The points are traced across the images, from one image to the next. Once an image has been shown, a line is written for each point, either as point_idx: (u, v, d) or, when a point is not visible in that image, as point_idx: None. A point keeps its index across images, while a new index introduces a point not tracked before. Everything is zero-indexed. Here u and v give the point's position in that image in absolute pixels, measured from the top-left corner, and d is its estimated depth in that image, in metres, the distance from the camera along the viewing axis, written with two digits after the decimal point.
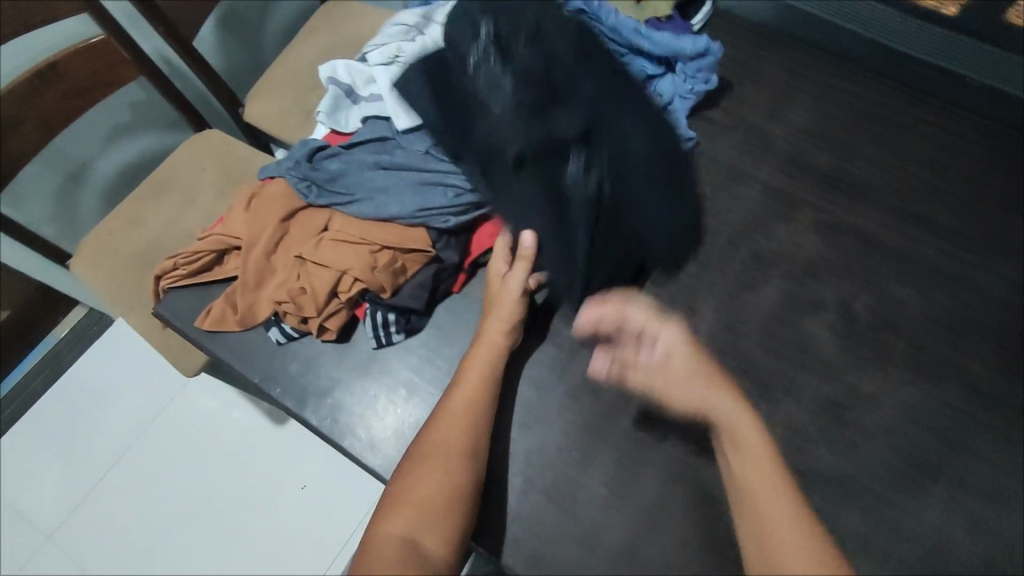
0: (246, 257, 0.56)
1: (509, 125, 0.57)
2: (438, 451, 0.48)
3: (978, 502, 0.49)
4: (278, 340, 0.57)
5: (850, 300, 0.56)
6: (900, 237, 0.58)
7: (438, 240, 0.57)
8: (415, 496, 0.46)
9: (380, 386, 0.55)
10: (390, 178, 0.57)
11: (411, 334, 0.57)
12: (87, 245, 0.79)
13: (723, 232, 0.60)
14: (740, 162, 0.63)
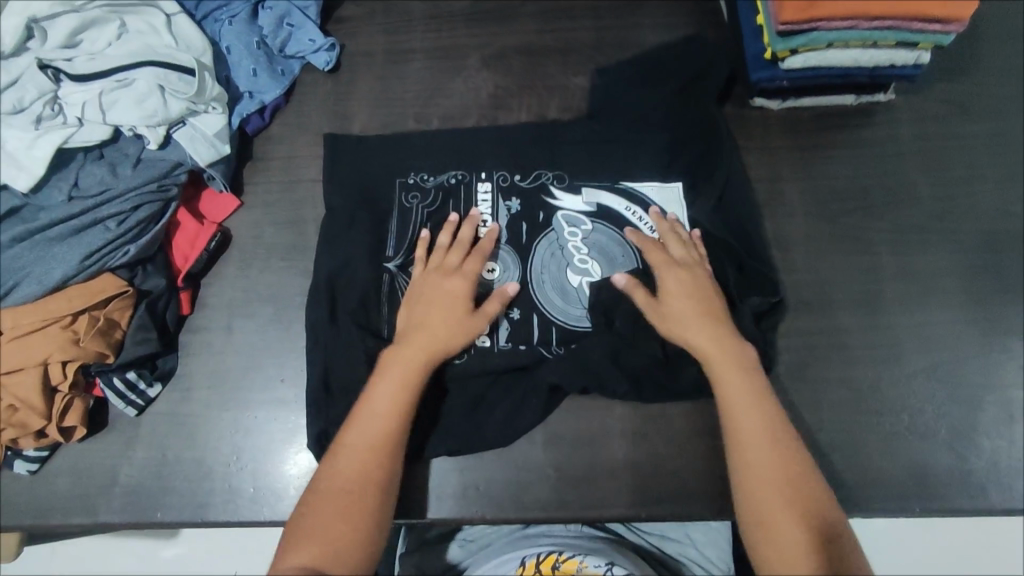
0: None
1: (190, 50, 0.80)
2: (352, 497, 0.61)
3: (660, 158, 0.82)
4: (31, 469, 0.72)
5: (528, 114, 0.86)
6: (582, 87, 0.88)
7: (136, 277, 0.75)
8: (321, 534, 0.59)
9: (110, 439, 0.74)
10: (40, 253, 0.73)
11: (166, 374, 0.75)
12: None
13: (390, 134, 0.84)
14: (506, 94, 0.87)
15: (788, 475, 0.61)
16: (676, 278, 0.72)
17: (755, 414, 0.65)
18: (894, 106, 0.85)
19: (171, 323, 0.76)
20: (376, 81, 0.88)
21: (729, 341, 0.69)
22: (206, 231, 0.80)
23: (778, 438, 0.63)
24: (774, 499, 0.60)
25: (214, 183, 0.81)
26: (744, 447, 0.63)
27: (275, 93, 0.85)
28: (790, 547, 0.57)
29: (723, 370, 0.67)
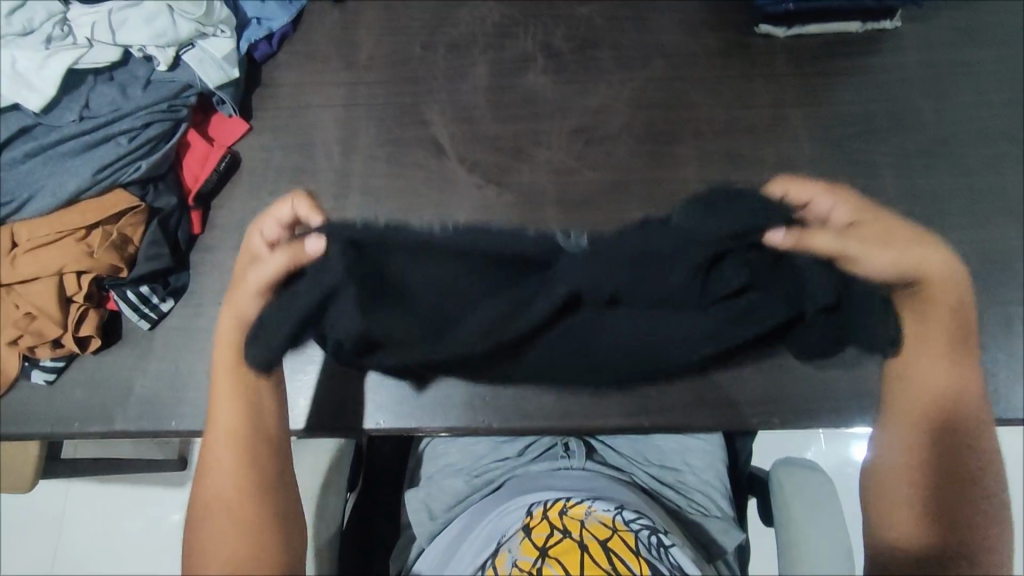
0: None
1: None
2: (224, 504, 0.64)
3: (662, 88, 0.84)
4: (47, 380, 0.73)
5: (534, 42, 0.87)
6: (588, 15, 0.88)
7: (148, 195, 0.76)
8: (201, 545, 0.63)
9: (123, 353, 0.75)
10: (53, 170, 0.74)
11: (178, 290, 0.77)
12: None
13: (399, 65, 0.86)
14: (512, 23, 0.88)
15: (932, 425, 0.67)
16: (838, 210, 0.67)
17: (942, 377, 0.68)
18: (902, 32, 0.85)
19: (183, 240, 0.77)
20: (383, 10, 0.89)
21: (938, 314, 0.69)
22: (216, 152, 0.81)
23: (948, 408, 0.67)
24: (905, 462, 0.66)
25: (224, 107, 0.82)
26: (908, 434, 0.68)
27: (283, 20, 0.85)
28: (910, 504, 0.64)
29: (918, 348, 0.68)
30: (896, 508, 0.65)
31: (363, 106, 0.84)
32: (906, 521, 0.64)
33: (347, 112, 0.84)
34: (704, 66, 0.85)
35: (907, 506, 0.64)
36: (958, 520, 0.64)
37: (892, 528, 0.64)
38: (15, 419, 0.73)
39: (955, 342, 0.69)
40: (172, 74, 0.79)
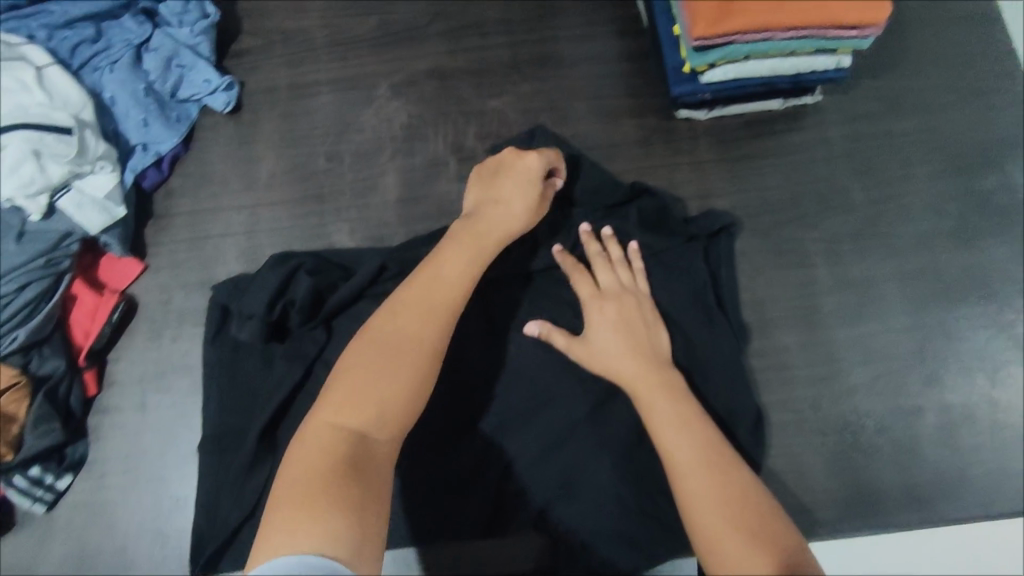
0: None
1: (68, 105, 0.73)
2: (418, 340, 0.58)
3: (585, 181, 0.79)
4: None
5: (445, 144, 0.82)
6: (500, 110, 0.83)
7: (31, 364, 0.69)
8: (366, 363, 0.55)
9: (21, 538, 0.69)
10: None
11: (76, 464, 0.70)
12: None
13: (304, 180, 0.80)
14: (421, 124, 0.82)
15: (723, 480, 0.57)
16: (600, 313, 0.69)
17: (691, 449, 0.59)
18: (822, 107, 0.83)
19: (77, 407, 0.71)
20: (280, 120, 0.83)
21: (661, 375, 0.65)
22: (106, 302, 0.74)
23: (718, 469, 0.58)
24: (724, 540, 0.54)
25: (111, 250, 0.75)
26: (684, 493, 0.57)
27: (171, 142, 0.79)
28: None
29: (660, 414, 0.62)
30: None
31: (266, 231, 0.79)
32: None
33: (250, 239, 0.79)
34: (625, 158, 0.82)
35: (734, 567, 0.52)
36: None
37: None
38: None
39: (687, 404, 0.63)
40: (48, 223, 0.72)
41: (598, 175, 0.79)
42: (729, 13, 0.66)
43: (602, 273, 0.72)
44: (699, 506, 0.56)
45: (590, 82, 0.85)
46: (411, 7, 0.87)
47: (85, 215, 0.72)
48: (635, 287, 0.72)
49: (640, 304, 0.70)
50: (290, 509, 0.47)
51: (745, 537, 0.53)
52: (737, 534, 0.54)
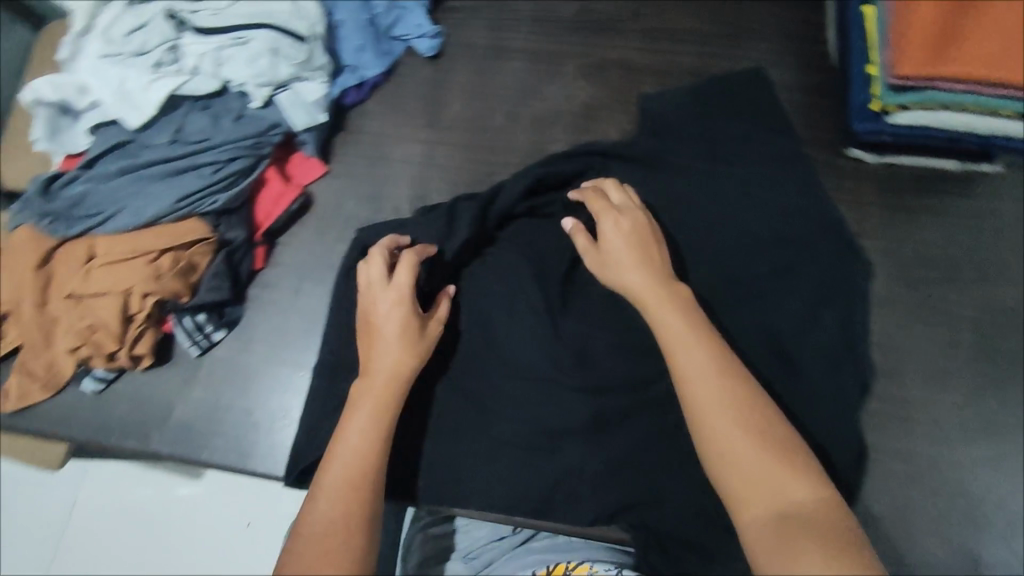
0: (21, 317, 0.74)
1: (307, 20, 0.82)
2: (343, 502, 0.56)
3: (751, 189, 0.80)
4: (96, 388, 0.76)
5: (616, 131, 0.87)
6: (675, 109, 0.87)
7: (218, 224, 0.77)
8: (303, 562, 0.53)
9: (170, 374, 0.77)
10: (131, 183, 0.76)
11: (230, 323, 0.79)
12: (11, 419, 0.77)
13: (481, 132, 0.87)
14: (597, 107, 0.88)
15: (748, 407, 0.57)
16: (614, 225, 0.72)
17: (702, 361, 0.60)
18: (1002, 178, 0.81)
19: (244, 275, 0.80)
20: (472, 75, 0.90)
21: (668, 285, 0.67)
22: (290, 193, 0.83)
23: (731, 381, 0.59)
24: (751, 455, 0.54)
25: (305, 148, 0.84)
26: (711, 422, 0.57)
27: (374, 72, 0.87)
28: (754, 490, 0.53)
29: (679, 340, 0.62)
30: (745, 510, 0.53)
31: (439, 167, 0.86)
32: (761, 509, 0.52)
33: (422, 171, 0.86)
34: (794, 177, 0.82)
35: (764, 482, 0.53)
36: (793, 493, 0.53)
37: (752, 532, 0.52)
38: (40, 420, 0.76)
39: (694, 313, 0.65)
40: (263, 112, 0.81)
41: (765, 186, 0.80)
42: (936, 62, 0.68)
43: (615, 193, 0.75)
44: (726, 438, 0.55)
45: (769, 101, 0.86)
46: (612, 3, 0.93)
47: (295, 112, 0.81)
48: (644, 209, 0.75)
49: (647, 222, 0.73)
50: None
51: (766, 452, 0.55)
52: (763, 448, 0.55)
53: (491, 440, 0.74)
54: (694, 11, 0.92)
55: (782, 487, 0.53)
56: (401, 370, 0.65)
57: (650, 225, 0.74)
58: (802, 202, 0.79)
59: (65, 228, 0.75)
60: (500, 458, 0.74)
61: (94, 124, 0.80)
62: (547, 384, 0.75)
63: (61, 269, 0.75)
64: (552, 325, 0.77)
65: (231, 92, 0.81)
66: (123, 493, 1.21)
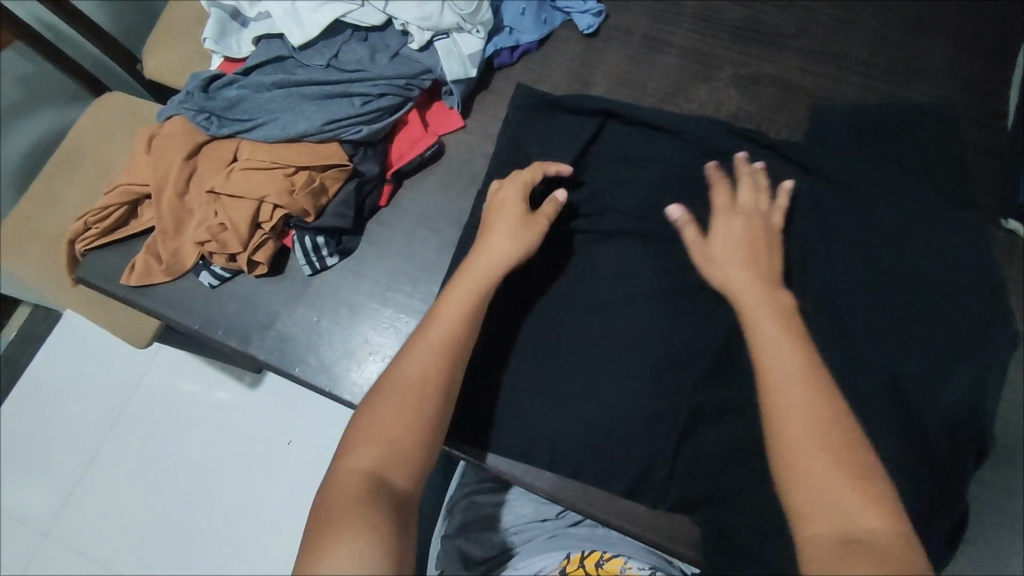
0: (161, 202, 0.78)
1: None
2: (423, 377, 0.60)
3: (882, 239, 0.79)
4: (211, 284, 0.80)
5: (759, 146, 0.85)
6: (826, 137, 0.83)
7: (355, 154, 0.79)
8: (378, 430, 0.57)
9: (282, 286, 0.80)
10: (284, 99, 0.79)
11: (345, 251, 0.81)
12: (129, 293, 0.81)
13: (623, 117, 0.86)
14: (745, 120, 0.86)
15: (831, 420, 0.57)
16: (727, 225, 0.73)
17: (794, 367, 0.61)
18: None
19: (367, 209, 0.81)
20: (625, 61, 0.89)
21: (773, 294, 0.68)
22: (426, 139, 0.84)
23: (818, 391, 0.59)
24: (820, 468, 0.54)
25: (448, 98, 0.84)
26: (787, 429, 0.57)
27: (531, 38, 0.88)
28: (818, 506, 0.53)
29: (771, 341, 0.63)
30: (806, 522, 0.53)
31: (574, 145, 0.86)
32: (824, 524, 0.52)
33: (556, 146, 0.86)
34: (942, 236, 0.78)
35: (832, 498, 0.53)
36: (867, 513, 0.52)
37: (811, 544, 0.52)
38: (154, 300, 0.80)
39: (792, 324, 0.65)
40: (418, 55, 0.82)
41: (900, 239, 0.78)
42: None
43: (743, 190, 0.76)
44: (800, 445, 0.56)
45: (930, 148, 0.82)
46: (782, 16, 0.90)
47: (450, 60, 0.82)
48: (767, 213, 0.75)
49: (767, 227, 0.74)
50: (324, 534, 0.50)
51: (841, 463, 0.54)
52: (836, 469, 0.54)
53: (573, 425, 0.75)
54: (869, 39, 0.88)
55: (847, 500, 0.53)
56: (502, 262, 0.69)
57: (778, 229, 0.75)
58: (936, 263, 0.77)
59: (217, 126, 0.79)
60: (578, 444, 0.74)
61: (259, 35, 0.83)
62: (639, 383, 0.75)
63: (205, 165, 0.79)
64: (656, 326, 0.77)
65: (391, 29, 0.83)
66: (188, 385, 1.27)
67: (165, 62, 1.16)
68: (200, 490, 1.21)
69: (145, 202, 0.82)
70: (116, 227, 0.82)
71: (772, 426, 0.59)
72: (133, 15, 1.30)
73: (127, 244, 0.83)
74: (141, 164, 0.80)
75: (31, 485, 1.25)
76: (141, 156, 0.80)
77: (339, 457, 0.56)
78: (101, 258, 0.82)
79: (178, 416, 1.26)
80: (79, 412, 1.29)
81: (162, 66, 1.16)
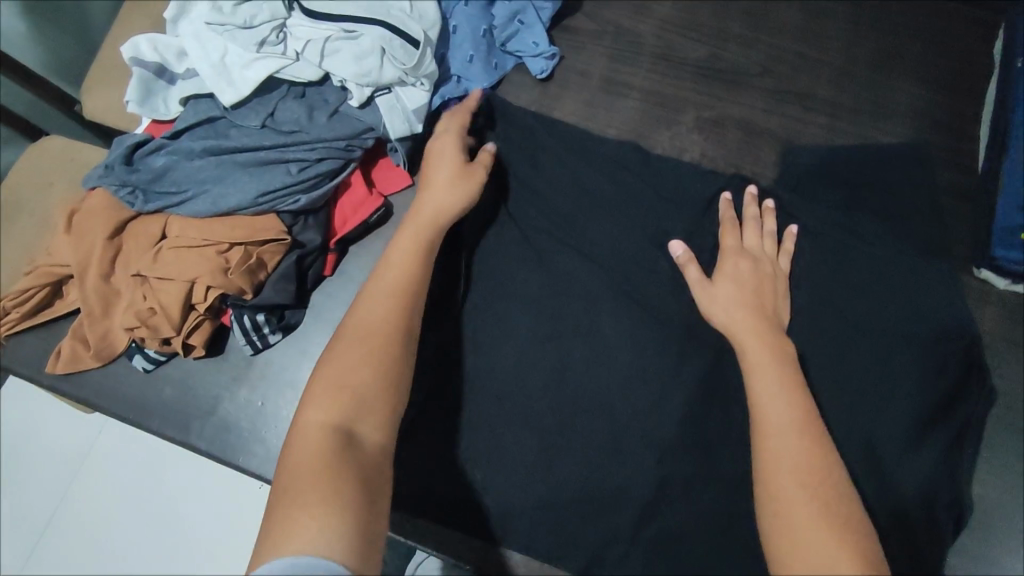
0: (84, 285, 0.72)
1: (422, 24, 0.78)
2: (377, 335, 0.61)
3: (851, 293, 0.76)
4: (145, 369, 0.74)
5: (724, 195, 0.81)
6: (792, 185, 0.80)
7: (294, 225, 0.74)
8: (336, 386, 0.57)
9: (222, 368, 0.75)
10: (215, 167, 0.74)
11: (288, 327, 0.76)
12: (57, 380, 0.75)
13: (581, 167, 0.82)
14: (710, 165, 0.82)
15: (807, 416, 0.60)
16: (735, 265, 0.72)
17: (773, 375, 0.62)
18: None
19: (311, 281, 0.77)
20: (582, 106, 0.85)
21: (778, 341, 0.66)
22: (371, 202, 0.79)
23: (798, 407, 0.60)
24: (795, 450, 0.57)
25: (394, 156, 0.79)
26: (766, 425, 0.59)
27: (481, 85, 0.83)
28: (789, 474, 0.56)
29: (759, 350, 0.65)
30: (777, 493, 0.55)
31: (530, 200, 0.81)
32: (794, 491, 0.55)
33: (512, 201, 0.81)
34: (912, 289, 0.75)
35: (800, 471, 0.56)
36: (833, 486, 0.55)
37: (783, 513, 0.54)
38: (84, 388, 0.75)
39: (778, 334, 0.67)
40: (359, 113, 0.77)
41: (869, 293, 0.75)
42: None
43: (751, 231, 0.74)
44: (776, 430, 0.59)
45: (899, 193, 0.79)
46: (745, 54, 0.86)
47: (393, 118, 0.76)
48: (773, 258, 0.74)
49: (774, 272, 0.73)
50: (287, 498, 0.49)
51: (814, 444, 0.57)
52: (813, 454, 0.57)
53: (536, 507, 0.71)
54: (835, 76, 0.84)
55: (815, 471, 0.56)
56: (443, 207, 0.70)
57: (784, 274, 0.74)
58: (906, 318, 0.74)
59: (144, 200, 0.73)
60: (541, 528, 0.70)
61: (185, 95, 0.77)
62: (604, 457, 0.71)
63: (132, 242, 0.73)
64: (620, 396, 0.73)
65: (329, 85, 0.77)
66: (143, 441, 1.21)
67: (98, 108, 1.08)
68: None
69: (69, 282, 0.76)
70: (39, 309, 0.76)
71: (757, 428, 0.60)
72: (66, 55, 1.22)
73: (53, 326, 0.77)
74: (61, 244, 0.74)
75: None
76: (61, 234, 0.74)
77: (296, 420, 0.56)
78: (25, 342, 0.77)
79: None
80: None
81: (95, 114, 1.09)
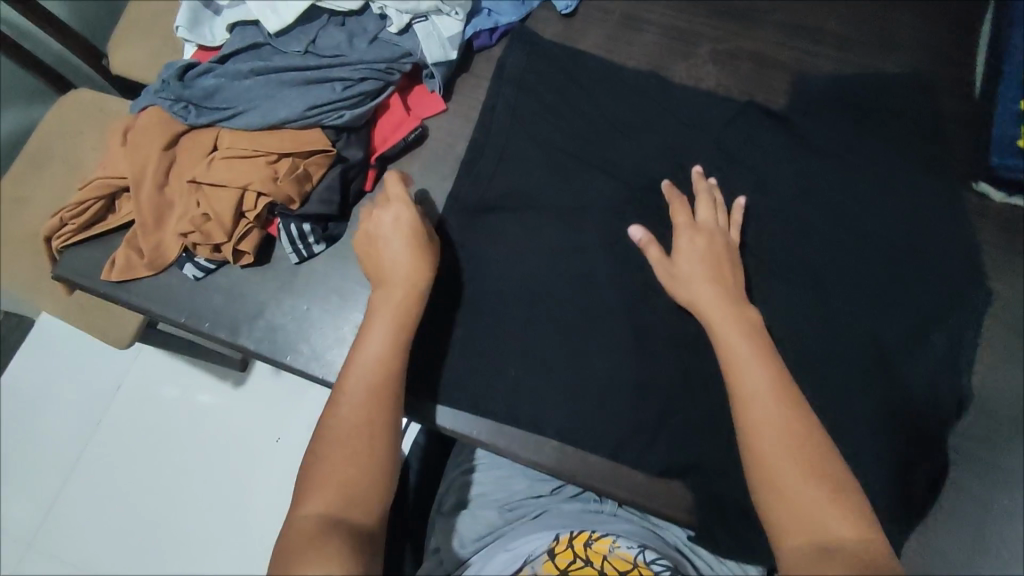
0: (140, 194, 0.76)
1: None
2: (360, 411, 0.61)
3: (860, 205, 0.81)
4: (196, 276, 0.78)
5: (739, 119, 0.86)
6: (805, 106, 0.85)
7: (338, 140, 0.79)
8: (325, 471, 0.58)
9: (269, 275, 0.80)
10: (264, 86, 0.78)
11: (331, 238, 0.80)
12: (111, 288, 0.79)
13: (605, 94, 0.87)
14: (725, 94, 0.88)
15: (784, 388, 0.61)
16: (689, 241, 0.74)
17: (746, 347, 0.64)
18: None
19: (353, 195, 0.81)
20: (605, 40, 0.90)
21: (738, 308, 0.69)
22: (409, 123, 0.84)
23: (767, 363, 0.63)
24: (776, 429, 0.58)
25: (430, 81, 0.84)
26: (745, 405, 0.61)
27: (511, 19, 0.88)
28: (777, 457, 0.57)
29: (725, 318, 0.67)
30: (770, 476, 0.57)
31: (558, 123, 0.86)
32: (785, 468, 0.56)
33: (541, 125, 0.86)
34: (916, 201, 0.80)
35: (783, 455, 0.57)
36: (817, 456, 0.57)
37: (781, 509, 0.55)
38: (137, 295, 0.79)
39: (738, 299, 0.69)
40: (397, 39, 0.82)
41: (878, 205, 0.80)
42: None
43: (702, 211, 0.76)
44: (758, 409, 0.60)
45: (905, 115, 0.84)
46: None
47: (430, 43, 0.81)
48: (724, 230, 0.77)
49: (726, 244, 0.75)
50: None
51: (794, 418, 0.59)
52: (793, 427, 0.59)
53: (569, 401, 0.75)
54: (841, 13, 0.90)
55: (800, 439, 0.58)
56: (416, 279, 0.69)
57: (734, 244, 0.76)
58: (912, 228, 0.79)
59: (195, 116, 0.77)
60: (573, 419, 0.74)
61: (233, 21, 0.81)
62: (632, 355, 0.75)
63: (185, 155, 0.77)
64: (646, 299, 0.77)
65: (369, 13, 0.82)
66: (172, 384, 1.25)
67: (133, 55, 1.13)
68: (189, 489, 1.19)
69: (122, 196, 0.80)
70: (94, 221, 0.80)
71: (737, 405, 0.61)
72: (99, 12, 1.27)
73: (107, 239, 0.81)
74: (117, 158, 0.78)
75: (10, 498, 1.22)
76: (117, 149, 0.78)
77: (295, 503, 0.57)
78: (80, 254, 0.81)
79: (163, 416, 1.23)
80: (58, 420, 1.25)
81: (130, 61, 1.13)
